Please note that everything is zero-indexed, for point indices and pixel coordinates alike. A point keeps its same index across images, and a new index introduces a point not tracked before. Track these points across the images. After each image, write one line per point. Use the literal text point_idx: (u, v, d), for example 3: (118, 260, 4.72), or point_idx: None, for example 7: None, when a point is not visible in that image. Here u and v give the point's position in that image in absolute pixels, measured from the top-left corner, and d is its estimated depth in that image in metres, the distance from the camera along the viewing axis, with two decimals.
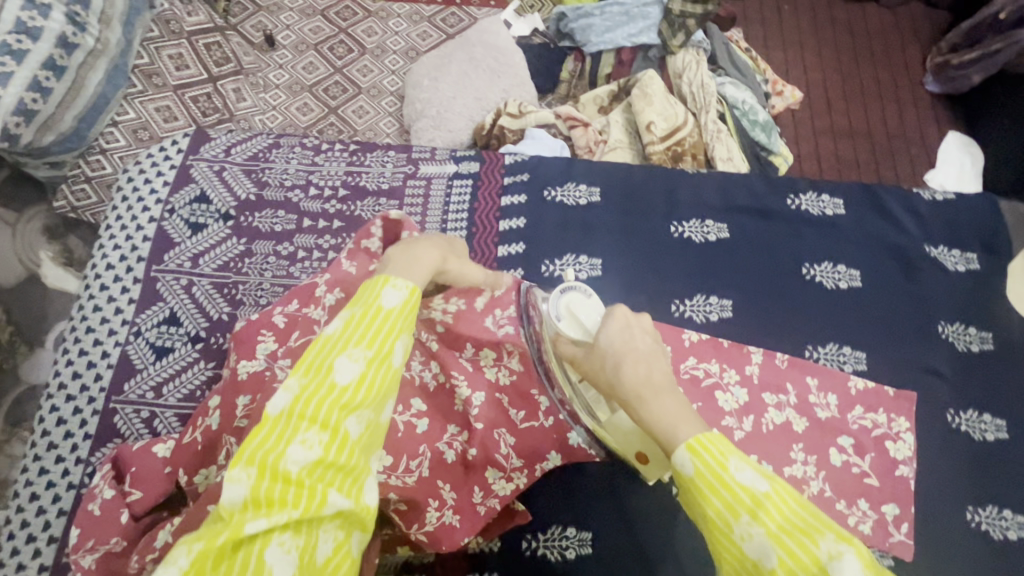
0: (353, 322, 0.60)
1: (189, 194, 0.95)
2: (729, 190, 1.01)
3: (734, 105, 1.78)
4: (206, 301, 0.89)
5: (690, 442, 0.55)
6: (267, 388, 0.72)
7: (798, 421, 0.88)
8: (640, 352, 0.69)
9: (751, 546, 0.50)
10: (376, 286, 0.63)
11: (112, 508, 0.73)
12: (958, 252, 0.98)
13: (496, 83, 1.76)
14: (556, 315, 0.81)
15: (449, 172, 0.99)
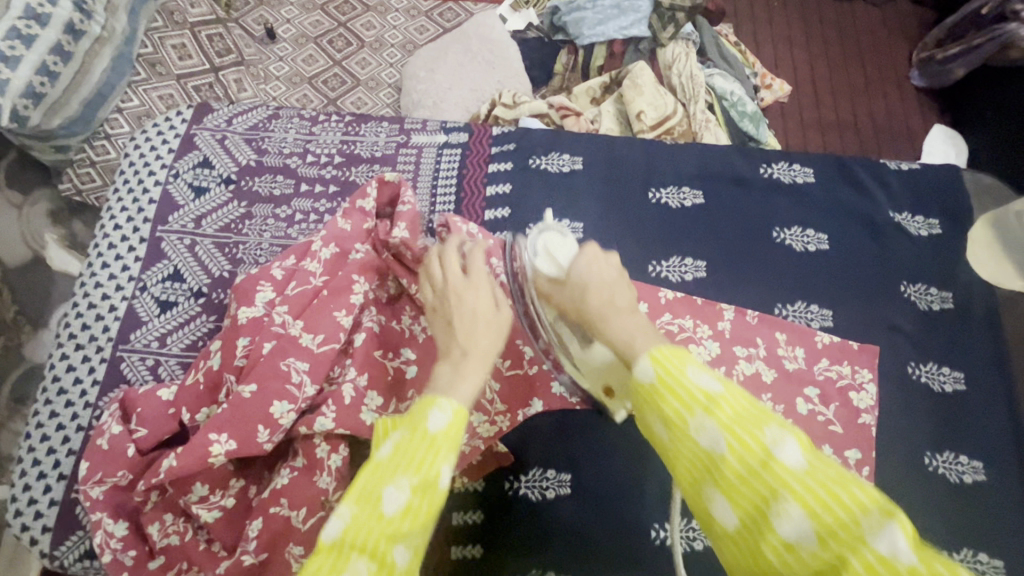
0: (400, 447, 0.52)
1: (193, 160, 1.00)
2: (706, 160, 1.06)
3: (723, 97, 1.84)
4: (208, 259, 0.94)
5: (653, 352, 0.54)
6: (265, 330, 0.79)
7: (767, 371, 0.93)
8: (602, 281, 0.66)
9: (704, 438, 0.49)
10: (424, 405, 0.55)
11: (118, 443, 0.77)
12: (921, 218, 1.03)
13: (491, 75, 1.81)
14: (533, 253, 0.74)
15: (439, 141, 1.04)
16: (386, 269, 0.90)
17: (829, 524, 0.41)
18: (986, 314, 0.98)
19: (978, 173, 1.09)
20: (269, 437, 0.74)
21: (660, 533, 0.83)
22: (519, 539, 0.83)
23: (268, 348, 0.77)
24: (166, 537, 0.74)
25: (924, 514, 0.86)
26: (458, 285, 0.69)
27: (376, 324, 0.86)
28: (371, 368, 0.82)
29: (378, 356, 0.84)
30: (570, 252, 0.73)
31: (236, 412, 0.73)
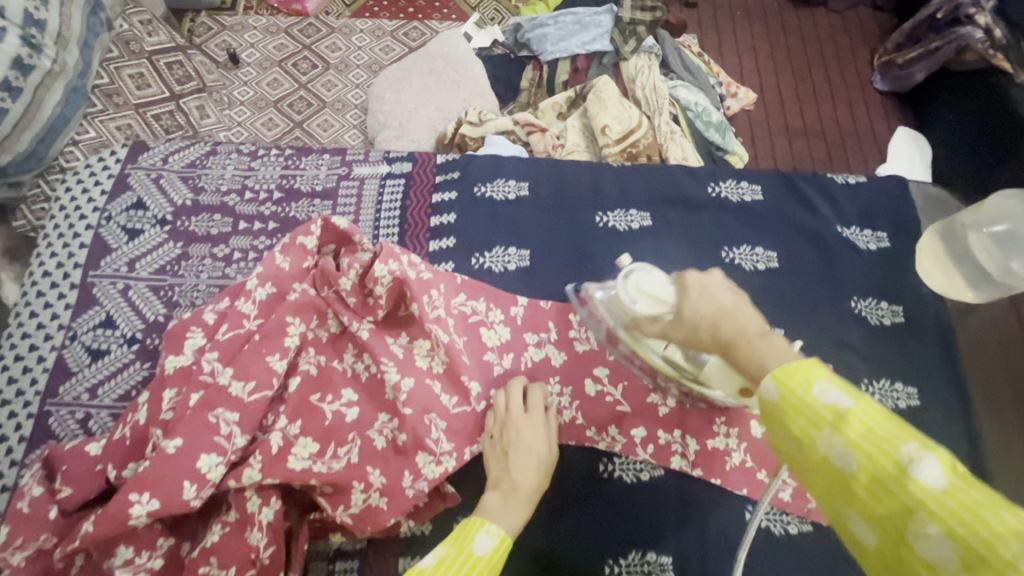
0: (446, 562, 0.65)
1: (127, 201, 0.97)
2: (653, 182, 1.05)
3: (688, 107, 1.85)
4: (142, 304, 0.91)
5: (777, 372, 0.52)
6: (193, 379, 0.76)
7: None
8: (719, 299, 0.63)
9: (834, 457, 0.48)
10: (474, 528, 0.70)
11: (39, 506, 0.74)
12: (870, 232, 1.03)
13: (456, 93, 1.79)
14: (630, 301, 0.78)
15: (382, 172, 1.02)
16: (326, 305, 0.87)
17: (975, 551, 0.41)
18: (938, 326, 0.97)
19: (926, 184, 1.09)
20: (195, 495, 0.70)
21: (614, 568, 0.82)
22: None
23: (195, 400, 0.74)
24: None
25: None
26: (520, 417, 0.84)
27: (314, 364, 0.83)
28: (308, 413, 0.80)
29: (317, 397, 0.82)
30: (659, 284, 0.76)
31: (158, 470, 0.70)
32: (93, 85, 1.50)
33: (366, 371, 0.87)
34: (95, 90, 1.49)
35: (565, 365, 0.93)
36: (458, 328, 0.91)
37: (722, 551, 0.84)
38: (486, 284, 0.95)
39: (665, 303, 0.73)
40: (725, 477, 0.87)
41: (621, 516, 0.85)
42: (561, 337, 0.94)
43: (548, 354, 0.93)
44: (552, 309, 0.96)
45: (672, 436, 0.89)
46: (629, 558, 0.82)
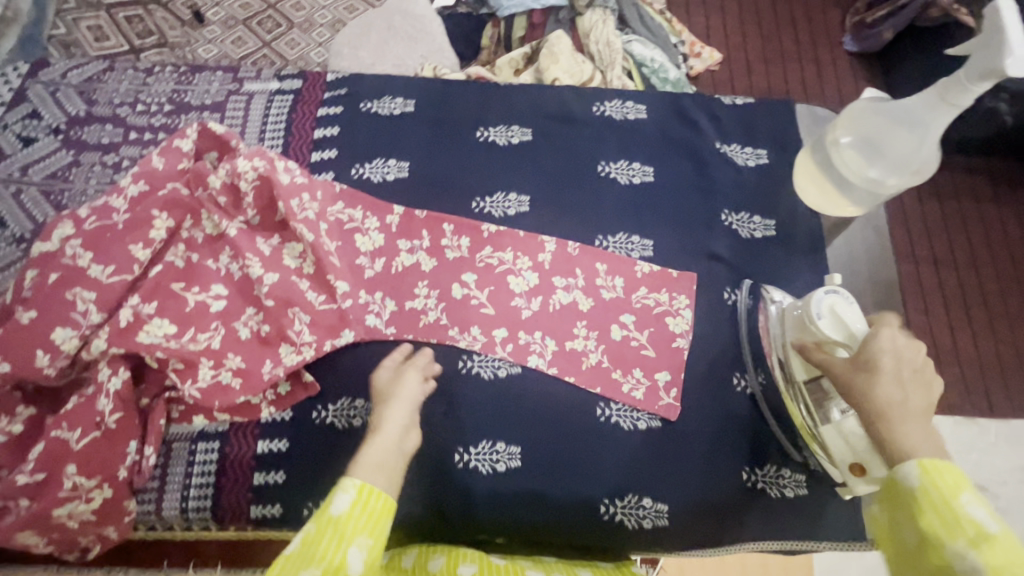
0: (308, 542, 0.58)
1: (22, 112, 1.02)
2: (539, 101, 1.07)
3: (643, 64, 1.81)
4: (31, 205, 0.96)
5: (923, 459, 0.57)
6: (55, 262, 0.80)
7: (584, 301, 0.94)
8: (898, 375, 0.66)
9: (964, 569, 0.49)
10: (336, 488, 0.62)
11: None
12: (750, 149, 1.04)
13: (414, 50, 1.74)
14: (816, 310, 0.77)
15: (271, 89, 1.05)
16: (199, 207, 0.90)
17: None
18: (808, 241, 0.99)
19: (816, 107, 1.10)
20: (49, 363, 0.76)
21: (463, 457, 0.86)
22: (321, 464, 0.85)
23: (52, 279, 0.78)
24: None
25: (723, 433, 0.88)
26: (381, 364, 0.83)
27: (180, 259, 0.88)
28: (168, 299, 0.84)
29: (183, 285, 0.86)
30: (853, 315, 0.76)
31: (13, 341, 0.76)
32: (51, 35, 1.69)
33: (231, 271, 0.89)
34: (52, 40, 1.68)
35: (434, 271, 0.95)
36: (330, 233, 0.94)
37: (571, 444, 0.87)
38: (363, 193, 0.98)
39: (848, 336, 0.74)
40: (580, 375, 0.90)
41: (476, 413, 0.88)
42: (434, 244, 0.96)
43: (418, 260, 0.96)
44: (424, 218, 0.98)
45: (531, 337, 0.91)
46: (478, 447, 0.86)
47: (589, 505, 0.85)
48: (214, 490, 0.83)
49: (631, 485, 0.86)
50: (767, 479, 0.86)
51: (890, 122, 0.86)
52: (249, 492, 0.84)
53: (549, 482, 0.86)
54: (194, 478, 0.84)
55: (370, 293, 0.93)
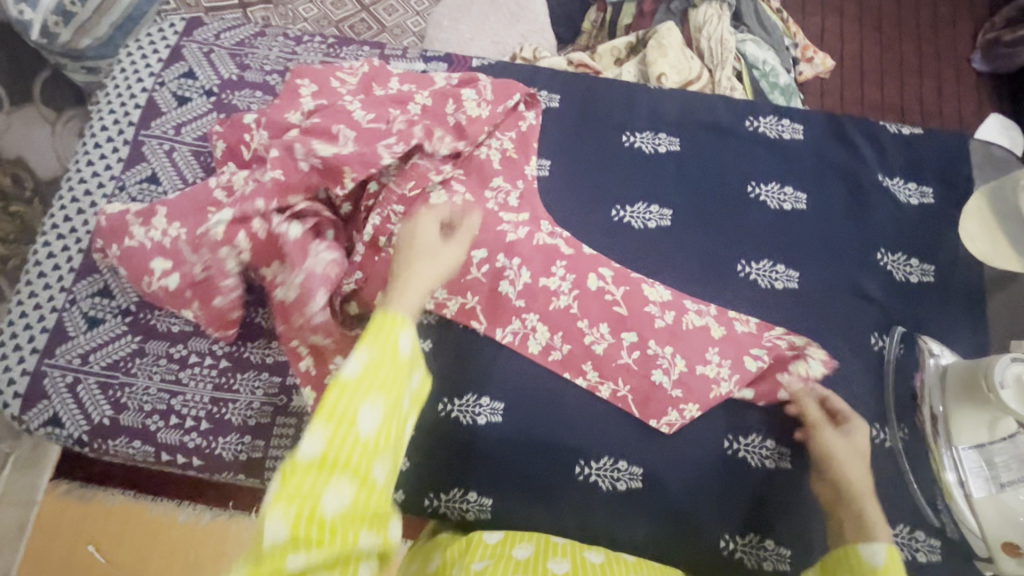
0: (342, 433, 0.50)
1: (179, 70, 1.03)
2: (688, 108, 1.02)
3: (754, 65, 1.59)
4: (183, 165, 0.98)
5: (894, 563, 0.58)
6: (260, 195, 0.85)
7: (716, 327, 0.89)
8: (858, 464, 0.76)
9: None
10: (389, 327, 0.56)
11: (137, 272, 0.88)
12: (913, 186, 0.98)
13: (514, 27, 1.57)
14: (1000, 379, 0.71)
15: (417, 70, 1.04)
16: (337, 166, 0.86)
17: None
18: (968, 292, 0.93)
19: (990, 145, 1.02)
20: (161, 274, 0.85)
21: (584, 469, 0.85)
22: (444, 455, 0.87)
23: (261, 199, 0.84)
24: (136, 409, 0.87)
25: None
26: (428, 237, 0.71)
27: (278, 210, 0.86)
28: (299, 248, 0.83)
29: (306, 247, 0.83)
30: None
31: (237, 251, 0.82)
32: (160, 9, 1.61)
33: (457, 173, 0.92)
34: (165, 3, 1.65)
35: (573, 257, 0.91)
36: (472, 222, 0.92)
37: (695, 474, 0.85)
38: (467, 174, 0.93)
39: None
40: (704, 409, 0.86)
41: (602, 427, 0.87)
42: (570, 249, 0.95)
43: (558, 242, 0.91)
44: (588, 255, 0.92)
45: (659, 350, 0.87)
46: (600, 462, 0.85)
47: (708, 536, 0.83)
48: None
49: (754, 523, 0.83)
50: (899, 539, 0.83)
51: None
52: None
53: (669, 508, 0.84)
54: None
55: None
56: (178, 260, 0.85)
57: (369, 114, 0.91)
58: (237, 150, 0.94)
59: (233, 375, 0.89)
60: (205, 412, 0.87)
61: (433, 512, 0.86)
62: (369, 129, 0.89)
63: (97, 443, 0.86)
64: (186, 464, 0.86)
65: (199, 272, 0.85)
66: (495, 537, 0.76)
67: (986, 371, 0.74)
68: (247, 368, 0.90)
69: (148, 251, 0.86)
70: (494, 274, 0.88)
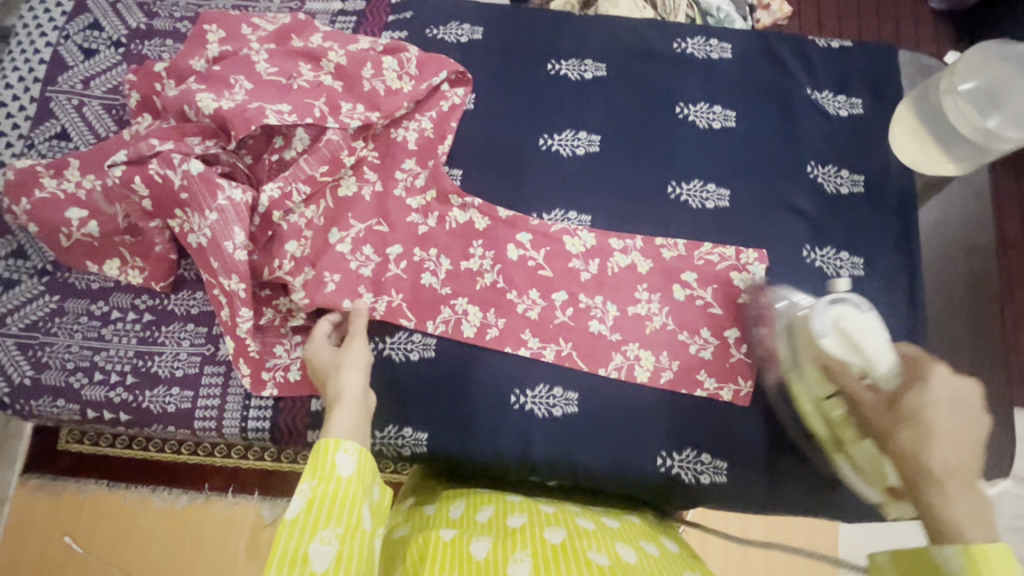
0: (315, 501, 0.56)
1: (83, 22, 0.99)
2: (616, 35, 0.99)
3: (708, 13, 1.55)
4: (94, 119, 0.95)
5: (972, 549, 0.47)
6: (157, 137, 0.78)
7: (642, 263, 0.89)
8: (952, 434, 0.55)
9: None
10: (328, 451, 0.59)
11: (48, 234, 0.84)
12: (843, 97, 0.96)
13: None
14: (822, 327, 0.71)
15: (334, 9, 1.00)
16: (223, 121, 0.78)
17: None
18: (901, 200, 0.91)
19: (923, 55, 1.00)
20: (80, 224, 0.83)
21: (519, 398, 0.84)
22: (379, 395, 0.85)
23: (155, 144, 0.77)
24: (65, 365, 0.85)
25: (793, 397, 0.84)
26: (325, 359, 0.74)
27: (177, 151, 0.77)
28: (206, 187, 0.76)
29: (214, 185, 0.76)
30: (870, 331, 0.68)
31: (157, 197, 0.77)
32: None
33: (370, 152, 0.91)
34: None
35: (488, 229, 0.90)
36: (397, 160, 0.91)
37: (631, 394, 0.85)
38: (382, 135, 0.92)
39: (864, 355, 0.67)
40: (643, 339, 0.86)
41: (535, 356, 0.86)
42: (498, 184, 0.93)
43: (471, 217, 0.90)
44: (504, 219, 0.90)
45: (592, 302, 0.88)
46: (534, 390, 0.84)
47: (645, 455, 0.83)
48: (269, 415, 0.84)
49: (689, 439, 0.84)
50: None
51: (1007, 80, 0.85)
52: (307, 416, 0.84)
53: (606, 429, 0.84)
54: (254, 403, 0.85)
55: (426, 216, 0.90)
56: (95, 210, 0.83)
57: (273, 66, 0.83)
58: (152, 102, 0.89)
59: (158, 328, 0.87)
60: (131, 367, 0.85)
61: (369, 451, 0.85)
62: (270, 83, 0.82)
63: (20, 404, 0.84)
64: (114, 419, 0.84)
65: (121, 221, 0.84)
66: (451, 534, 0.67)
67: (811, 324, 0.73)
68: (171, 321, 0.87)
69: (61, 202, 0.83)
70: (413, 268, 0.88)
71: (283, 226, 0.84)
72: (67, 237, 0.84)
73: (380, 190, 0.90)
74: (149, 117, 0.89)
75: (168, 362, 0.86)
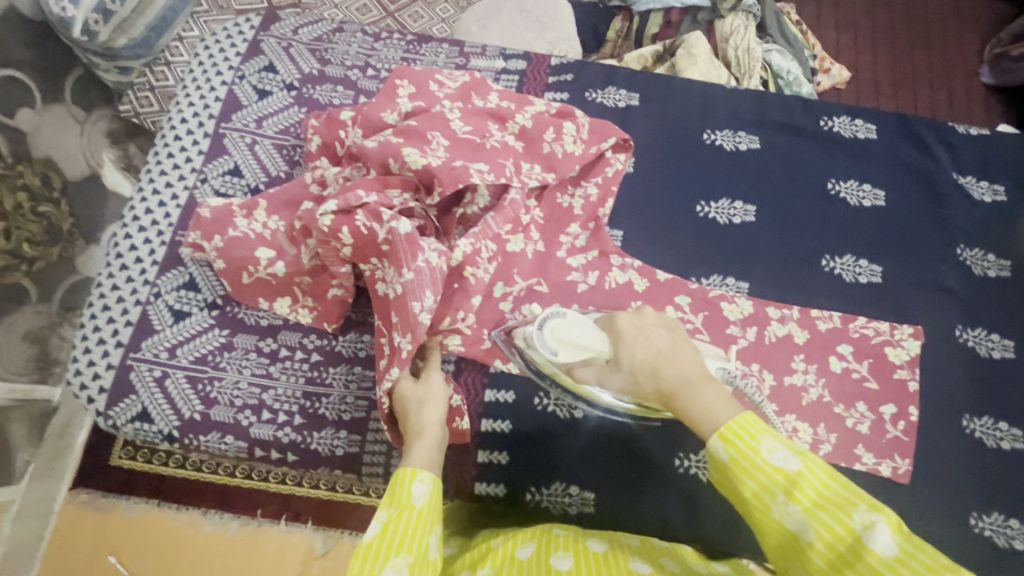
0: (390, 527, 0.60)
1: (259, 64, 1.03)
2: (764, 108, 1.04)
3: (778, 75, 1.58)
4: (266, 158, 0.97)
5: (722, 430, 0.58)
6: (366, 185, 0.82)
7: (799, 333, 0.91)
8: (662, 350, 0.71)
9: (791, 522, 0.53)
10: (405, 482, 0.64)
11: (234, 270, 0.86)
12: (986, 183, 1.00)
13: (542, 35, 1.54)
14: (550, 350, 0.76)
15: (498, 67, 1.05)
16: (429, 177, 0.82)
17: (841, 553, 0.51)
18: None
19: None
20: (267, 264, 0.86)
21: (684, 462, 0.85)
22: (544, 452, 0.86)
23: (361, 196, 0.80)
24: (234, 401, 0.86)
25: (956, 477, 0.86)
26: (410, 384, 0.79)
27: (382, 204, 0.80)
28: (409, 247, 0.78)
29: (416, 246, 0.78)
30: (584, 331, 0.76)
31: (360, 244, 0.80)
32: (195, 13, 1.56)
33: (537, 211, 0.94)
34: None
35: (647, 291, 0.92)
36: (565, 220, 0.94)
37: None
38: (550, 195, 0.95)
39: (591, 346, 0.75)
40: (800, 411, 0.87)
41: None
42: (656, 248, 0.96)
43: (630, 278, 0.92)
44: (663, 282, 0.93)
45: (749, 369, 0.89)
46: (699, 454, 0.85)
47: None
48: None
49: None
50: (996, 527, 0.84)
51: None
52: (474, 468, 0.85)
53: None
54: None
55: (587, 274, 0.92)
56: (281, 251, 0.86)
57: (467, 125, 0.87)
58: (334, 148, 0.92)
59: (325, 369, 0.88)
60: (298, 407, 0.86)
61: (534, 507, 0.85)
62: (465, 141, 0.86)
63: (188, 439, 0.85)
64: (281, 459, 0.85)
65: (306, 262, 0.86)
66: (528, 552, 0.69)
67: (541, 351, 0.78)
68: (339, 362, 0.88)
69: (252, 241, 0.86)
70: None
71: (472, 280, 0.84)
72: (250, 275, 0.86)
73: (543, 249, 0.92)
74: (327, 162, 0.91)
75: (334, 406, 0.86)
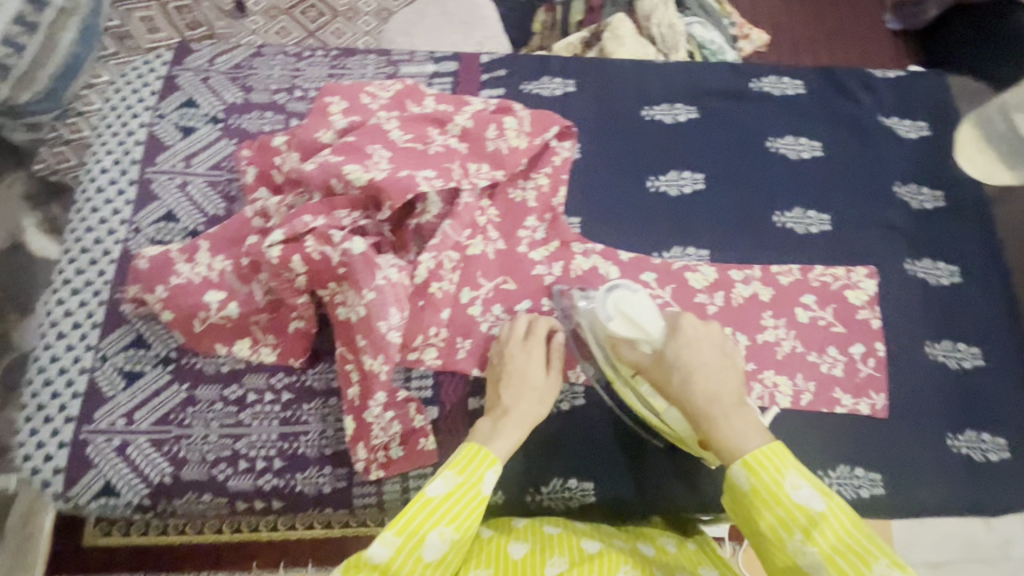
0: (452, 496, 0.64)
1: (177, 100, 0.98)
2: (696, 78, 1.06)
3: (702, 46, 1.58)
4: (201, 197, 0.92)
5: (748, 458, 0.64)
6: (312, 211, 0.79)
7: (764, 291, 0.93)
8: (712, 367, 0.72)
9: (805, 560, 0.59)
10: (481, 463, 0.67)
11: (184, 319, 0.81)
12: (910, 121, 1.05)
13: (470, 35, 1.52)
14: (607, 315, 0.74)
15: (429, 72, 1.03)
16: (376, 191, 0.80)
17: None
18: (979, 211, 1.00)
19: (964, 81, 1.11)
20: (219, 307, 0.81)
21: None
22: (538, 451, 0.84)
23: (309, 221, 0.78)
24: (205, 457, 0.81)
25: (928, 403, 0.90)
26: (517, 341, 0.81)
27: (330, 227, 0.78)
28: (367, 266, 0.77)
29: (373, 264, 0.77)
30: (647, 311, 0.73)
31: (315, 271, 0.77)
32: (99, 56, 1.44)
33: (492, 211, 0.93)
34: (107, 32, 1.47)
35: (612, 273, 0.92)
36: (521, 215, 0.93)
37: (779, 421, 0.87)
38: (502, 193, 0.94)
39: (642, 328, 0.73)
40: (777, 365, 0.89)
41: None
42: (614, 229, 0.96)
43: (594, 263, 0.92)
44: (627, 262, 0.93)
45: None
46: None
47: None
48: None
49: (842, 456, 0.86)
50: (971, 444, 0.88)
51: None
52: None
53: None
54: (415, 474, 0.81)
55: (551, 265, 0.91)
56: (233, 290, 0.81)
57: (407, 134, 0.86)
58: (271, 176, 0.87)
59: (298, 407, 0.84)
60: (276, 450, 0.81)
61: (536, 507, 0.84)
62: (407, 149, 0.84)
63: (162, 505, 0.79)
64: (265, 507, 0.81)
65: (260, 299, 0.82)
66: (522, 551, 0.70)
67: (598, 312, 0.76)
68: (312, 397, 0.84)
69: (198, 286, 0.81)
70: None
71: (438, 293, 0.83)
72: (202, 321, 0.81)
73: (503, 247, 0.91)
74: (266, 192, 0.87)
75: (314, 442, 0.82)
